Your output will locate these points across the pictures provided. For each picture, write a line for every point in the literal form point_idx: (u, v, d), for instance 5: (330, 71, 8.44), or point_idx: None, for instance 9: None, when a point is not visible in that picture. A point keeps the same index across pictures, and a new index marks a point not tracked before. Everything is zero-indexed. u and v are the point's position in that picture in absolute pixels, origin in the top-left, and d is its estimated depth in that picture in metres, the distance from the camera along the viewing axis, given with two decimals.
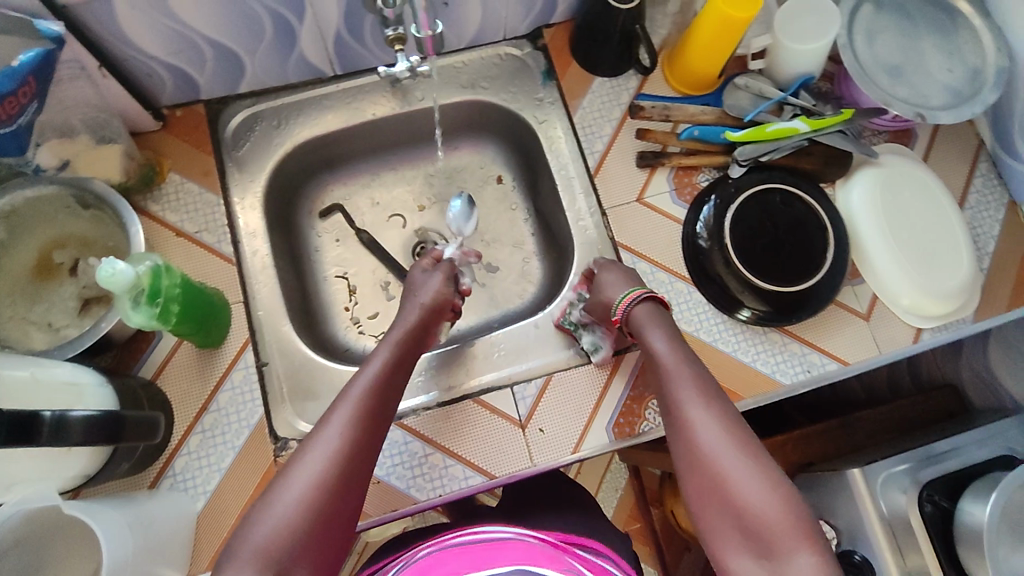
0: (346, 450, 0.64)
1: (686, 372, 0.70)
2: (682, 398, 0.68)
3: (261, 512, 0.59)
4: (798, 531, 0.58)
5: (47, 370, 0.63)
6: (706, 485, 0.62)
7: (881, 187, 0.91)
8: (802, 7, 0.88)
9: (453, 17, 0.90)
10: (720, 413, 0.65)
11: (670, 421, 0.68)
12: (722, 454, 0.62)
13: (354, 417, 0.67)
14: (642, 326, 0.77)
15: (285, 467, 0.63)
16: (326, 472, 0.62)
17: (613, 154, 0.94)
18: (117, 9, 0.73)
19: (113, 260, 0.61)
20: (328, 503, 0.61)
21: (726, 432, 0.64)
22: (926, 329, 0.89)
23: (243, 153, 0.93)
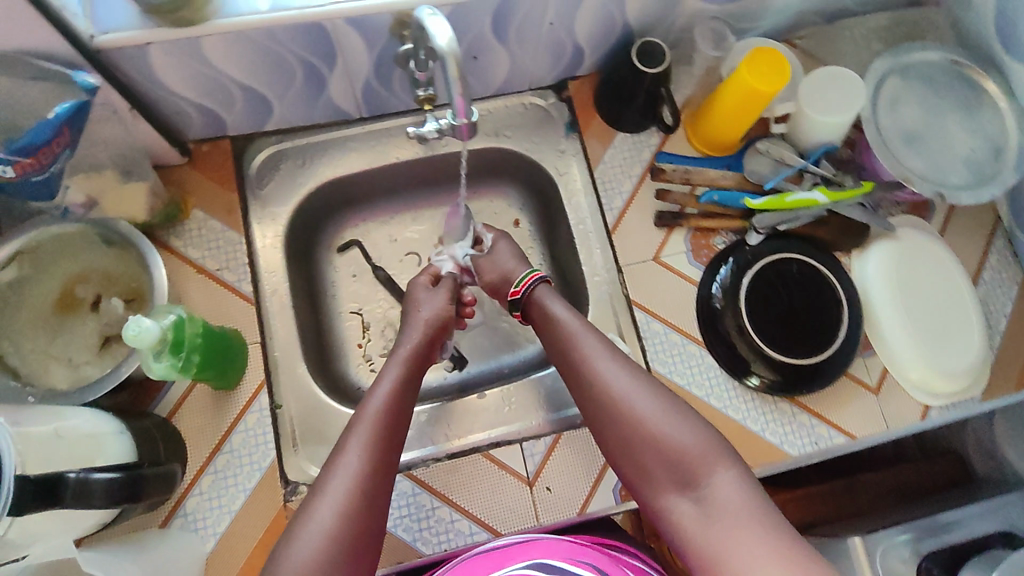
0: (367, 472, 0.67)
1: (589, 339, 0.78)
2: (592, 361, 0.76)
3: (292, 542, 0.62)
4: (710, 449, 0.66)
5: (68, 424, 0.64)
6: (627, 432, 0.70)
7: (897, 262, 0.93)
8: (826, 78, 0.89)
9: (482, 69, 0.91)
10: (625, 367, 0.74)
11: (586, 388, 0.75)
12: (635, 401, 0.71)
13: (372, 437, 0.70)
14: (545, 305, 0.84)
15: (309, 498, 0.65)
16: (353, 496, 0.65)
17: (632, 211, 0.94)
18: (151, 55, 0.72)
19: (139, 317, 0.63)
20: (358, 520, 0.64)
21: (635, 382, 0.73)
22: (934, 407, 0.90)
23: (266, 190, 0.94)
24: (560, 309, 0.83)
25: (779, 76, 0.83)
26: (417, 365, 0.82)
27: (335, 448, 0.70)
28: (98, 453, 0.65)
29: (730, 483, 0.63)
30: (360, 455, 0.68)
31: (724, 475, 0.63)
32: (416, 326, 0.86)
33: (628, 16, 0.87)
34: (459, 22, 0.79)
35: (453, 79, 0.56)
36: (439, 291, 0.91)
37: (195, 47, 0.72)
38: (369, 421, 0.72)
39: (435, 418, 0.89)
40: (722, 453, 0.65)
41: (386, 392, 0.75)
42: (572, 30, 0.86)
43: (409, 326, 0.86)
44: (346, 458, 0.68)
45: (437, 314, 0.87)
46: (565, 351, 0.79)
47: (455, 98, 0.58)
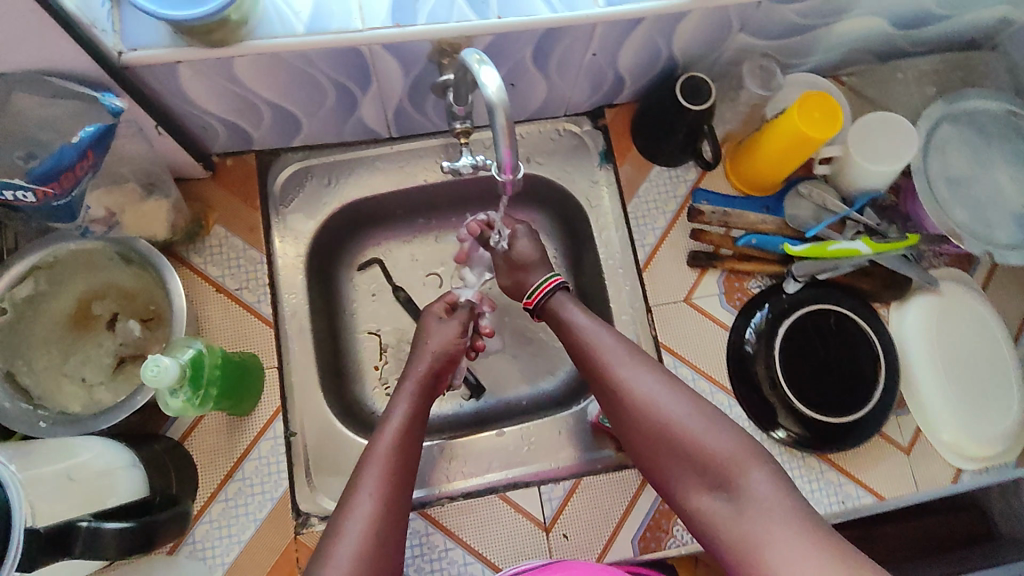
0: (384, 505, 0.66)
1: (610, 342, 0.74)
2: (614, 365, 0.72)
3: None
4: (743, 452, 0.63)
5: (80, 463, 0.61)
6: (657, 433, 0.67)
7: (937, 319, 0.91)
8: (877, 123, 0.85)
9: (518, 96, 0.87)
10: (651, 370, 0.71)
11: (608, 392, 0.72)
12: (662, 404, 0.68)
13: (387, 471, 0.68)
14: (562, 310, 0.80)
15: (326, 539, 0.63)
16: (371, 531, 0.63)
17: (664, 249, 0.92)
18: (180, 73, 0.69)
19: (158, 357, 0.60)
20: (379, 551, 0.63)
21: (662, 384, 0.69)
22: (966, 470, 0.88)
23: (290, 209, 0.91)
24: (577, 313, 0.78)
25: (832, 123, 0.79)
26: (427, 394, 0.80)
27: (349, 485, 0.68)
28: (109, 492, 0.63)
29: (767, 483, 0.60)
30: (375, 491, 0.66)
31: (760, 475, 0.61)
32: (424, 356, 0.83)
33: (675, 50, 0.83)
34: (501, 51, 0.75)
35: (501, 131, 0.54)
36: (454, 319, 0.87)
37: (228, 67, 0.69)
38: (382, 455, 0.70)
39: (451, 454, 0.87)
40: (754, 455, 0.63)
41: (397, 425, 0.74)
42: (616, 62, 0.83)
43: (416, 354, 0.83)
44: (362, 494, 0.66)
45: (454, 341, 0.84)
46: (585, 354, 0.75)
47: (501, 149, 0.55)
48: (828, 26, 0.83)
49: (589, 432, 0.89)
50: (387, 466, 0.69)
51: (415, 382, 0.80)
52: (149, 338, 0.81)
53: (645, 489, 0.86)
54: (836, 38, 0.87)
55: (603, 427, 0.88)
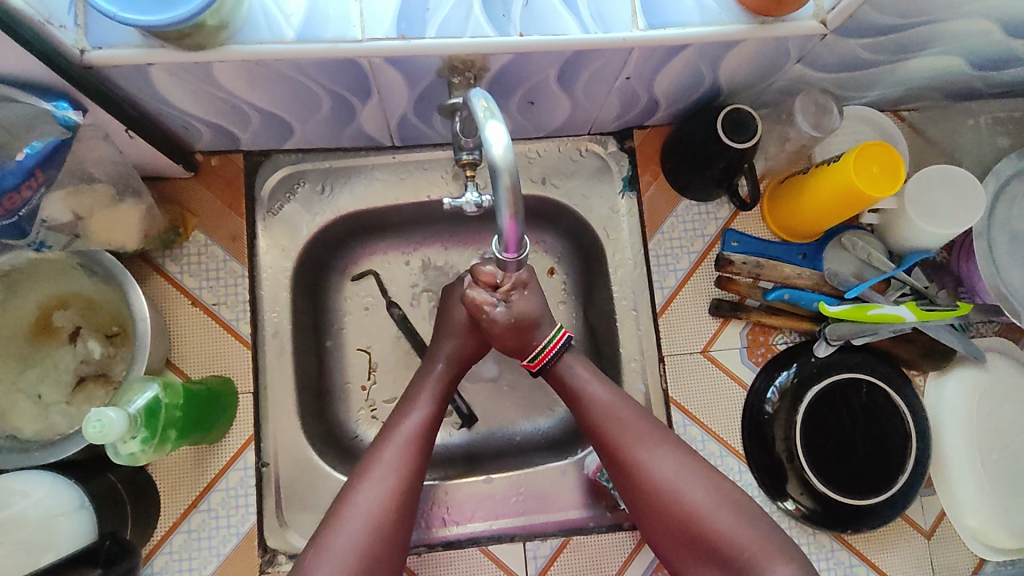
0: (399, 493, 0.64)
1: (626, 409, 0.68)
2: (628, 436, 0.66)
3: (317, 559, 0.59)
4: (768, 546, 0.60)
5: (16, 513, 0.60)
6: (677, 522, 0.63)
7: (978, 394, 0.82)
8: (941, 177, 0.76)
9: (539, 113, 0.78)
10: (671, 450, 0.66)
11: (617, 460, 0.66)
12: (684, 490, 0.63)
13: (407, 458, 0.66)
14: (566, 378, 0.70)
15: (333, 510, 0.63)
16: (382, 517, 0.62)
17: (684, 292, 0.84)
18: (152, 75, 0.60)
19: (103, 410, 0.55)
20: (384, 548, 0.62)
21: (682, 467, 0.65)
22: (989, 561, 0.81)
23: (278, 217, 0.83)
24: (584, 375, 0.70)
25: (891, 181, 0.71)
26: (455, 375, 0.76)
27: (366, 460, 0.66)
28: (49, 545, 0.61)
29: None
30: (396, 469, 0.65)
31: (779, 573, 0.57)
32: (450, 333, 0.75)
33: (719, 77, 0.73)
34: (520, 71, 0.66)
35: (504, 196, 0.48)
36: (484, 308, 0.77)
37: (206, 70, 0.60)
38: (404, 439, 0.68)
39: (435, 498, 0.81)
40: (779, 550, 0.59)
41: (416, 416, 0.70)
42: (651, 86, 0.73)
43: (444, 329, 0.76)
44: (381, 471, 0.65)
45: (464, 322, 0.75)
46: (589, 416, 0.68)
47: (503, 219, 0.50)
48: (896, 63, 0.73)
49: (585, 486, 0.82)
50: (405, 453, 0.67)
51: (448, 364, 0.75)
52: (112, 357, 0.74)
53: (640, 552, 0.80)
54: (903, 75, 0.76)
55: (601, 484, 0.81)
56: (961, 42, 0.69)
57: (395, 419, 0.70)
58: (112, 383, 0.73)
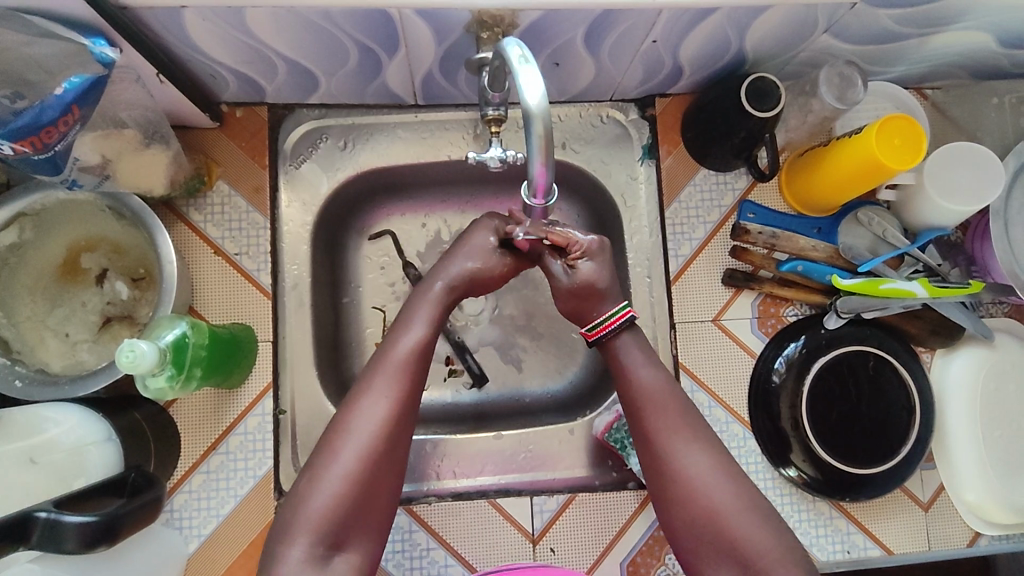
0: (389, 425, 0.61)
1: (671, 402, 0.65)
2: (668, 427, 0.64)
3: (311, 485, 0.58)
4: (787, 558, 0.57)
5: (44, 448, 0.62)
6: (698, 518, 0.60)
7: (985, 372, 0.83)
8: (960, 154, 0.76)
9: (562, 75, 0.78)
10: (706, 448, 0.62)
11: (650, 446, 0.64)
12: (710, 488, 0.60)
13: (396, 385, 0.63)
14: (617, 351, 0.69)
15: (330, 435, 0.61)
16: (373, 448, 0.60)
17: (698, 261, 0.85)
18: (186, 19, 0.61)
19: (134, 341, 0.58)
20: (378, 475, 0.60)
21: (715, 466, 0.61)
22: (984, 535, 0.83)
23: (300, 171, 0.84)
24: (638, 359, 0.68)
25: (911, 156, 0.71)
26: (451, 301, 0.72)
27: (358, 385, 0.64)
28: (78, 471, 0.63)
29: None
30: (386, 400, 0.62)
31: None
32: (471, 255, 0.72)
33: (746, 44, 0.73)
34: (547, 30, 0.66)
35: (536, 143, 0.49)
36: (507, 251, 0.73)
37: (238, 16, 0.61)
38: (395, 364, 0.64)
39: (444, 451, 0.84)
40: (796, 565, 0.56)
41: (414, 338, 0.67)
42: (676, 52, 0.73)
43: (460, 249, 0.73)
44: (371, 399, 0.62)
45: (494, 252, 0.72)
46: (633, 395, 0.66)
47: (534, 165, 0.51)
48: (924, 37, 0.73)
49: (592, 446, 0.84)
50: (394, 383, 0.63)
51: (448, 284, 0.71)
52: (138, 300, 0.76)
53: (642, 512, 0.82)
54: (930, 50, 0.76)
55: (608, 444, 0.83)
56: (991, 17, 0.69)
57: (393, 339, 0.67)
58: (137, 325, 0.75)
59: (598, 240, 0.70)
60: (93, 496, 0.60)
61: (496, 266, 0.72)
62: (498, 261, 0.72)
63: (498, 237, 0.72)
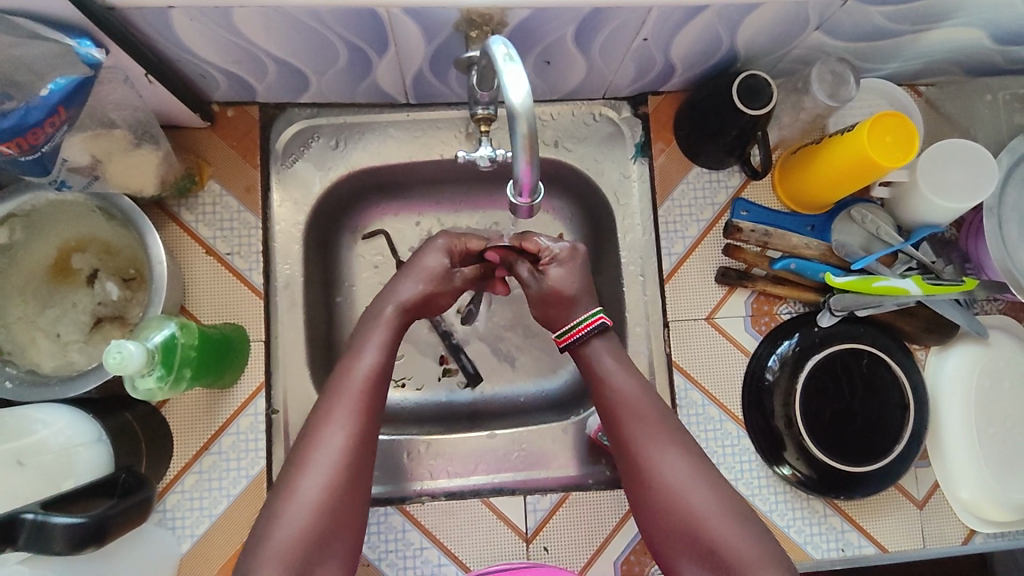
0: (350, 454, 0.59)
1: (650, 408, 0.64)
2: (643, 435, 0.63)
3: (273, 523, 0.56)
4: (766, 560, 0.56)
5: (32, 448, 0.62)
6: (677, 525, 0.59)
7: (979, 370, 0.83)
8: (953, 152, 0.76)
9: (553, 74, 0.78)
10: (684, 453, 0.62)
11: (629, 454, 0.63)
12: (689, 493, 0.60)
13: (355, 413, 0.61)
14: (592, 361, 0.68)
15: (290, 470, 0.59)
16: (336, 478, 0.58)
17: (692, 260, 0.85)
18: (173, 19, 0.60)
19: (122, 342, 0.58)
20: (342, 507, 0.58)
21: (693, 471, 0.61)
22: (979, 532, 0.83)
23: (292, 170, 0.84)
24: (613, 368, 0.67)
25: (903, 153, 0.71)
26: (404, 322, 0.70)
27: (315, 415, 0.61)
28: (68, 472, 0.63)
29: None
30: (344, 428, 0.60)
31: None
32: (417, 277, 0.71)
33: (738, 42, 0.73)
34: (537, 28, 0.66)
35: (521, 142, 0.49)
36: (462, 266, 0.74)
37: (226, 16, 0.61)
38: (353, 391, 0.62)
39: (437, 451, 0.84)
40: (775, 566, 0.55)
41: (371, 362, 0.65)
42: (667, 50, 0.73)
43: (408, 272, 0.72)
44: (330, 430, 0.60)
45: (442, 273, 0.72)
46: (612, 406, 0.65)
47: (519, 164, 0.51)
48: (917, 33, 0.72)
49: (585, 445, 0.84)
50: (352, 409, 0.61)
51: (401, 304, 0.69)
52: (129, 300, 0.76)
53: None
54: (923, 47, 0.76)
55: (602, 443, 0.83)
56: (984, 13, 0.68)
57: (346, 365, 0.65)
58: (128, 326, 0.75)
59: (568, 247, 0.71)
60: (81, 498, 0.60)
61: (444, 286, 0.72)
62: (446, 281, 0.72)
63: (446, 257, 0.72)
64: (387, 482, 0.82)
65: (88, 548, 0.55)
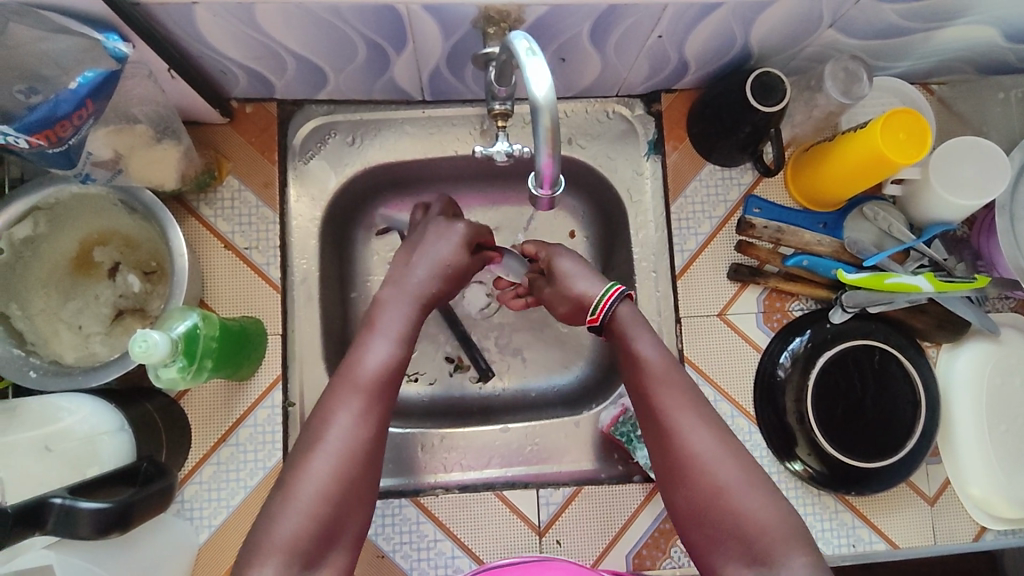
0: (366, 443, 0.57)
1: (677, 379, 0.63)
2: (673, 404, 0.61)
3: (280, 508, 0.53)
4: (793, 536, 0.54)
5: (59, 433, 0.64)
6: (704, 495, 0.57)
7: (990, 368, 0.83)
8: (966, 149, 0.76)
9: (568, 71, 0.79)
10: (713, 426, 0.60)
11: (656, 420, 0.62)
12: (717, 464, 0.58)
13: (371, 398, 0.59)
14: (621, 329, 0.66)
15: (299, 453, 0.56)
16: (347, 465, 0.55)
17: (704, 256, 0.85)
18: (197, 14, 0.61)
19: (147, 332, 0.59)
20: (353, 493, 0.55)
21: (722, 445, 0.59)
22: (990, 529, 0.83)
23: (309, 167, 0.85)
24: (641, 336, 0.65)
25: (917, 149, 0.71)
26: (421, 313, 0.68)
27: (329, 398, 0.59)
28: (93, 460, 0.64)
29: None
30: (359, 413, 0.58)
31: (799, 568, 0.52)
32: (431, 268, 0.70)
33: (752, 39, 0.73)
34: (554, 24, 0.67)
35: (543, 135, 0.50)
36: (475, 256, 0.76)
37: (248, 13, 0.62)
38: (371, 373, 0.60)
39: (450, 444, 0.85)
40: (802, 541, 0.54)
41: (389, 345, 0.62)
42: (682, 47, 0.74)
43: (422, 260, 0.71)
44: (344, 414, 0.57)
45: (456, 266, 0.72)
46: (640, 377, 0.63)
47: (541, 157, 0.52)
48: (930, 32, 0.73)
49: (597, 440, 0.85)
50: (369, 393, 0.59)
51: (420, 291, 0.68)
52: (150, 293, 0.77)
53: (648, 504, 0.82)
54: (935, 45, 0.77)
55: (614, 438, 0.84)
56: (996, 11, 0.69)
57: (363, 344, 0.62)
58: (148, 318, 0.76)
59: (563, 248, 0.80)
60: (107, 484, 0.61)
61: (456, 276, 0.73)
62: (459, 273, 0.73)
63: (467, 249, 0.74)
64: (400, 475, 0.83)
65: (113, 534, 0.57)
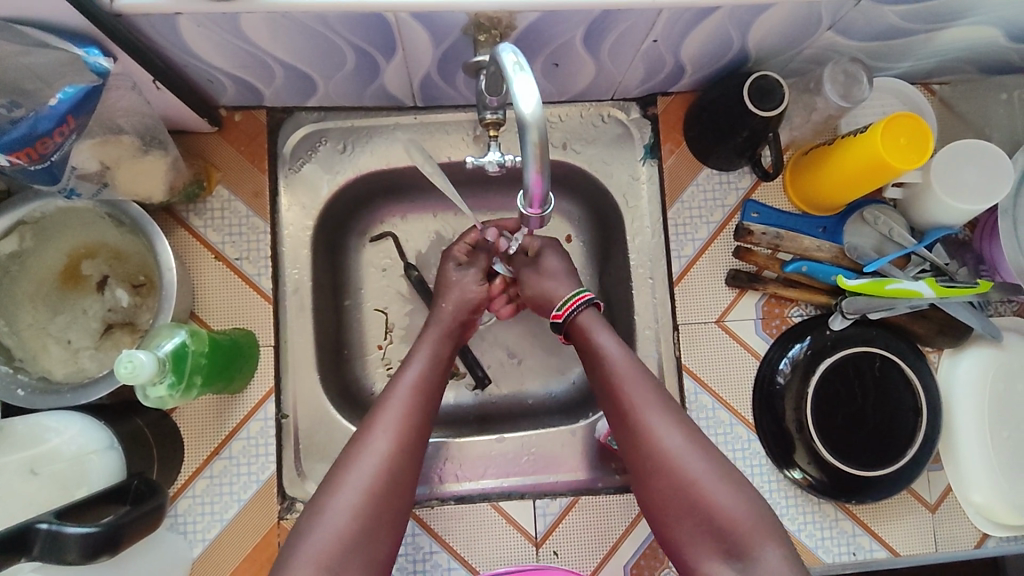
0: (392, 459, 0.64)
1: (642, 380, 0.68)
2: (642, 404, 0.66)
3: (313, 521, 0.60)
4: (760, 526, 0.60)
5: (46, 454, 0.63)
6: (677, 490, 0.62)
7: (992, 373, 0.82)
8: (969, 151, 0.75)
9: (562, 76, 0.77)
10: (682, 427, 0.65)
11: (627, 420, 0.66)
12: (687, 461, 0.63)
13: (399, 422, 0.66)
14: (585, 331, 0.73)
15: (336, 471, 0.64)
16: (376, 482, 0.63)
17: (702, 262, 0.84)
18: (180, 25, 0.60)
19: (132, 352, 0.58)
20: (380, 511, 0.62)
21: (690, 443, 0.64)
22: (992, 536, 0.82)
23: (300, 175, 0.84)
24: (606, 338, 0.71)
25: (919, 155, 0.70)
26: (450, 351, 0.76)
27: (363, 425, 0.67)
28: (82, 480, 0.64)
29: (778, 562, 0.57)
30: (388, 437, 0.65)
31: (771, 555, 0.57)
32: (451, 299, 0.78)
33: (749, 42, 0.72)
34: (545, 32, 0.66)
35: (531, 151, 0.48)
36: (472, 265, 0.81)
37: (233, 22, 0.60)
38: (397, 400, 0.68)
39: (446, 454, 0.84)
40: (770, 532, 0.59)
41: (413, 374, 0.71)
42: (678, 51, 0.72)
43: (445, 293, 0.79)
44: (374, 437, 0.65)
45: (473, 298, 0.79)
46: (606, 376, 0.69)
47: (530, 173, 0.50)
48: (931, 32, 0.71)
49: (594, 448, 0.84)
50: (400, 421, 0.67)
51: (440, 329, 0.76)
52: (139, 306, 0.76)
53: None
54: (937, 45, 0.75)
55: (611, 447, 0.83)
56: (999, 12, 0.67)
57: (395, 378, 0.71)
58: (138, 332, 0.75)
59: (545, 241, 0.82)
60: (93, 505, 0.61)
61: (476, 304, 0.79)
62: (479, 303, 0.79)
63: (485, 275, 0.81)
64: None
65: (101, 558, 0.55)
